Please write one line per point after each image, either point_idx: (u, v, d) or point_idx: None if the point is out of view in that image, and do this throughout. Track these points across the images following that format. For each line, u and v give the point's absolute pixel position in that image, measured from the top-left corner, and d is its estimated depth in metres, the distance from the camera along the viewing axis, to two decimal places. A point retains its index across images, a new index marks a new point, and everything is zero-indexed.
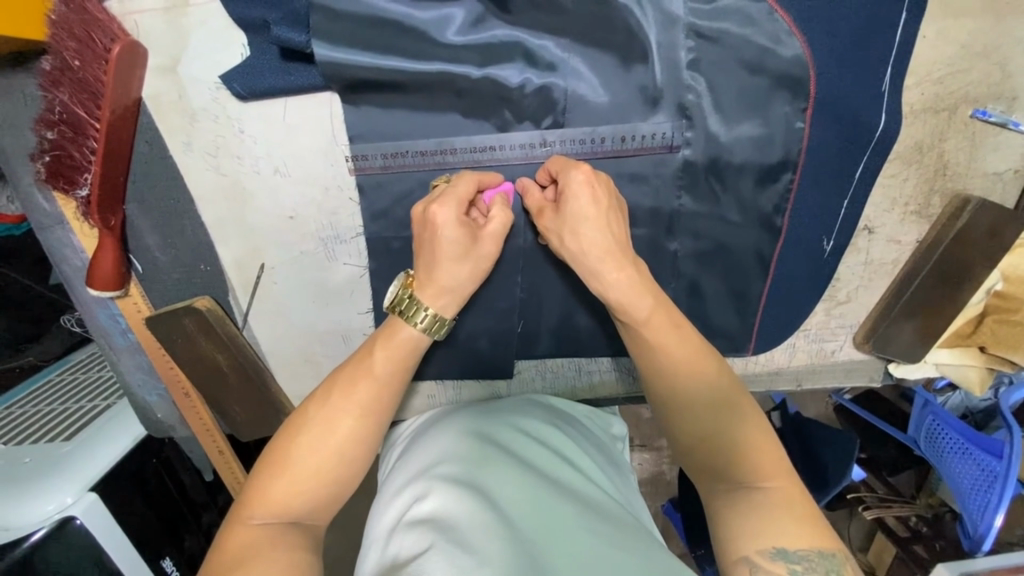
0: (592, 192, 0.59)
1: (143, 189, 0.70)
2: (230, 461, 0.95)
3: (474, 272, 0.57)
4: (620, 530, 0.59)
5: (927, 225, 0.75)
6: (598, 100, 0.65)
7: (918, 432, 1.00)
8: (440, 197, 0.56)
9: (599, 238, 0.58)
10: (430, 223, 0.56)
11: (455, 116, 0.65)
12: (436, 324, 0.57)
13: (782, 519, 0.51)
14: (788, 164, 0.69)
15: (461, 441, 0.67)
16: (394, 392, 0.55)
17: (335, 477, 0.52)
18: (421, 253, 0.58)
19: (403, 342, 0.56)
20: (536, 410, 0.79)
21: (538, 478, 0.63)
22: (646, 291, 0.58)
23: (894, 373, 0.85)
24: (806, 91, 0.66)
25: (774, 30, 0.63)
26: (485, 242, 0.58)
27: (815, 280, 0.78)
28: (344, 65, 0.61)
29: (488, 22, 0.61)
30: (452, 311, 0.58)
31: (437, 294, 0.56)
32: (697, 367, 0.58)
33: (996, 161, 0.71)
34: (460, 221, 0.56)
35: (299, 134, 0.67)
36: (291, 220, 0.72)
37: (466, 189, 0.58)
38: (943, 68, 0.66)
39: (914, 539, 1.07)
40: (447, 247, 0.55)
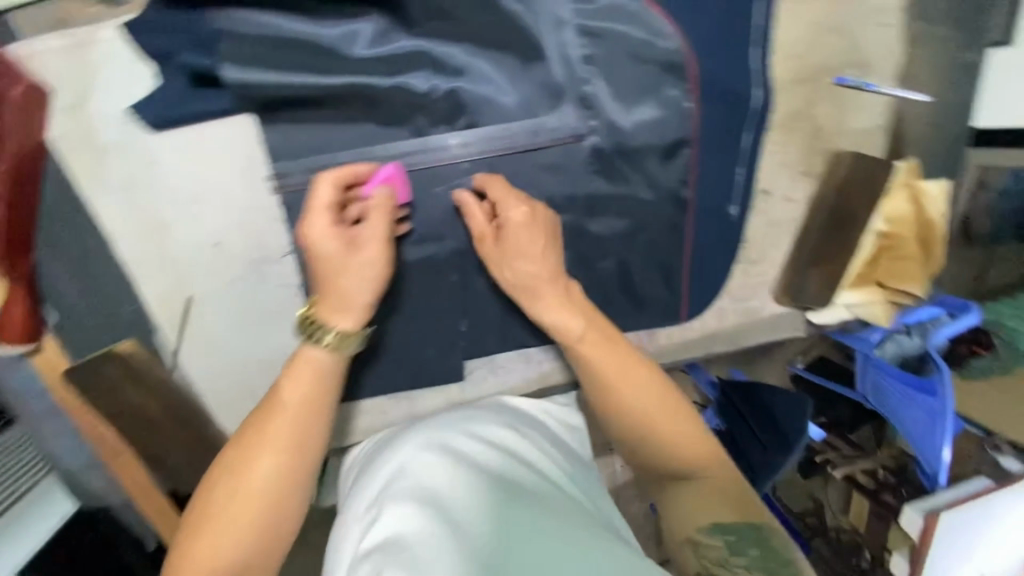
0: (531, 214, 0.65)
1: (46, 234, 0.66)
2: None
3: (372, 277, 0.59)
4: (577, 527, 0.59)
5: (814, 182, 0.84)
6: (506, 99, 0.69)
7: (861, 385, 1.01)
8: (310, 214, 0.58)
9: (532, 247, 0.64)
10: (308, 245, 0.58)
11: (371, 126, 0.67)
12: (344, 340, 0.57)
13: (718, 501, 0.57)
14: (685, 141, 0.76)
15: (415, 455, 0.67)
16: (312, 432, 0.55)
17: (272, 519, 0.51)
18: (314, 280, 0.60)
19: (311, 368, 0.56)
20: (492, 414, 0.79)
21: (498, 486, 0.62)
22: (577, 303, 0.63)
23: (814, 319, 0.92)
24: (689, 74, 0.73)
25: (653, 24, 0.71)
26: (369, 246, 0.59)
27: (729, 245, 0.85)
28: (254, 84, 0.62)
29: (393, 35, 0.64)
30: (357, 322, 0.58)
31: (332, 310, 0.58)
32: (635, 368, 0.62)
33: (860, 120, 0.81)
34: (328, 230, 0.58)
35: (216, 160, 0.67)
36: (216, 247, 0.71)
37: (333, 195, 0.60)
38: (800, 44, 0.76)
39: (883, 489, 1.00)
40: (329, 261, 0.58)
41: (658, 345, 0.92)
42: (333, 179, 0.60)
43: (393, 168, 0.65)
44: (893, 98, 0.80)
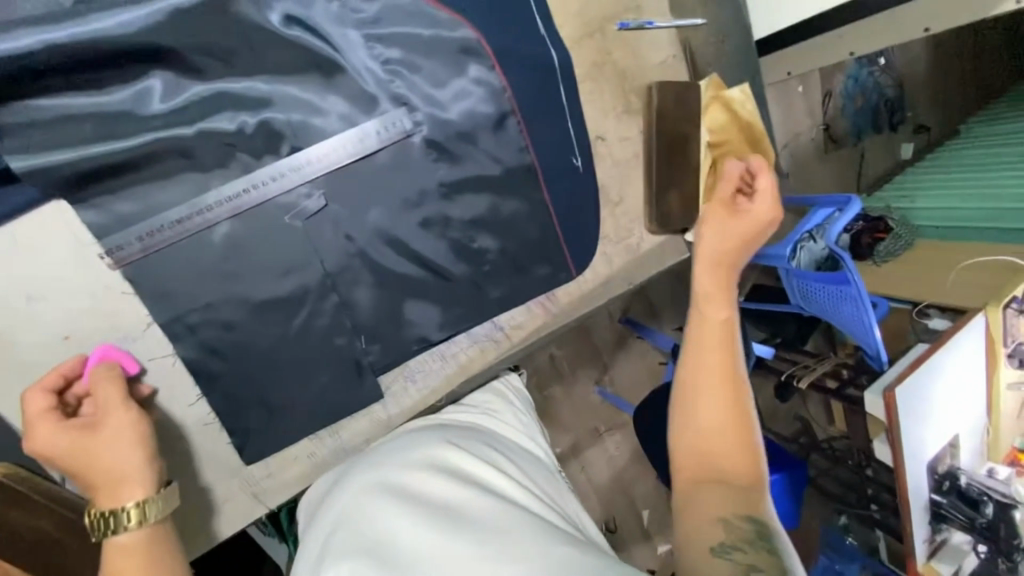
0: (716, 212, 0.75)
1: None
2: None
3: (134, 439, 0.58)
4: (526, 533, 0.58)
5: (640, 117, 0.92)
6: (320, 116, 0.72)
7: (796, 295, 1.31)
8: (34, 431, 0.57)
9: (716, 233, 0.71)
10: (49, 457, 0.57)
11: (193, 176, 0.68)
12: (146, 510, 0.56)
13: (717, 491, 0.57)
14: (507, 111, 0.81)
15: (379, 505, 0.64)
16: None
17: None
18: (81, 480, 0.57)
19: (132, 552, 0.54)
20: (442, 431, 0.77)
21: (441, 517, 0.60)
22: (707, 274, 0.68)
23: (691, 238, 1.00)
24: (487, 52, 0.78)
25: (439, 15, 0.75)
26: (110, 421, 0.59)
27: (588, 194, 0.91)
28: (52, 166, 0.62)
29: (184, 85, 0.66)
30: (147, 484, 0.57)
31: (114, 491, 0.56)
32: (729, 331, 0.65)
33: (655, 54, 0.90)
34: (63, 430, 0.57)
35: (41, 252, 0.65)
36: (68, 341, 0.68)
37: (46, 403, 0.60)
38: (577, 4, 0.84)
39: (845, 384, 1.29)
40: (79, 455, 0.56)
41: (561, 305, 0.95)
42: (41, 389, 0.60)
43: (101, 350, 0.68)
44: (676, 29, 0.91)
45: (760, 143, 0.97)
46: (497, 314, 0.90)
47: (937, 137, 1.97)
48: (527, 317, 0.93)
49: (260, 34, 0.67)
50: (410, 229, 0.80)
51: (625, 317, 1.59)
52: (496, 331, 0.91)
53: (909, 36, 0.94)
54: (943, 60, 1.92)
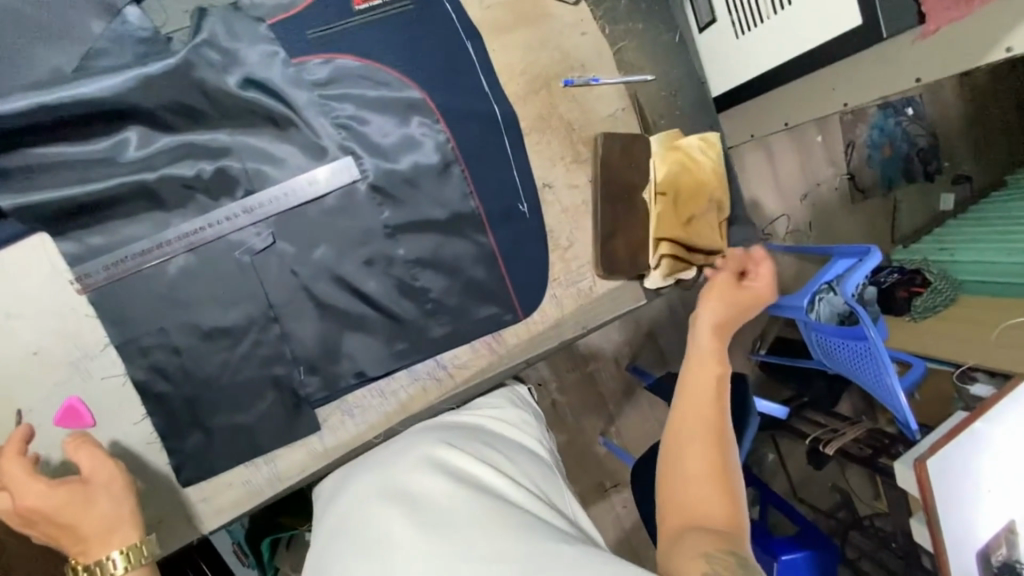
0: (718, 292, 0.68)
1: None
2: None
3: (124, 491, 0.61)
4: (528, 532, 0.57)
5: (589, 167, 0.95)
6: (273, 164, 0.80)
7: (815, 347, 1.21)
8: (12, 493, 0.58)
9: (709, 311, 0.67)
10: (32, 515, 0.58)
11: (157, 215, 0.77)
12: (133, 557, 0.58)
13: (706, 545, 0.51)
14: (450, 160, 0.87)
15: (383, 509, 0.63)
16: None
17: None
18: (65, 537, 0.59)
19: None
20: (440, 432, 0.76)
21: (436, 524, 0.59)
22: (707, 343, 0.64)
23: (648, 285, 0.98)
24: (431, 109, 0.85)
25: (387, 75, 0.83)
26: (95, 474, 0.61)
27: (534, 238, 0.93)
28: (38, 204, 0.73)
29: (156, 137, 0.76)
30: (136, 531, 0.60)
31: (102, 542, 0.58)
32: (717, 388, 0.61)
33: (603, 107, 0.94)
34: (47, 489, 0.58)
35: (22, 277, 0.75)
36: (34, 357, 0.76)
37: (22, 463, 0.60)
38: (523, 62, 0.90)
39: (878, 453, 1.17)
40: (66, 511, 0.58)
41: (508, 346, 0.95)
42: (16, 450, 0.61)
43: (73, 400, 0.77)
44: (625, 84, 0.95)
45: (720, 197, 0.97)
46: (438, 352, 0.91)
47: (982, 186, 1.77)
48: (472, 357, 0.94)
49: (221, 94, 0.76)
50: (353, 267, 0.85)
51: (632, 366, 1.52)
52: (438, 369, 0.92)
53: (901, 86, 0.84)
54: (990, 104, 1.74)
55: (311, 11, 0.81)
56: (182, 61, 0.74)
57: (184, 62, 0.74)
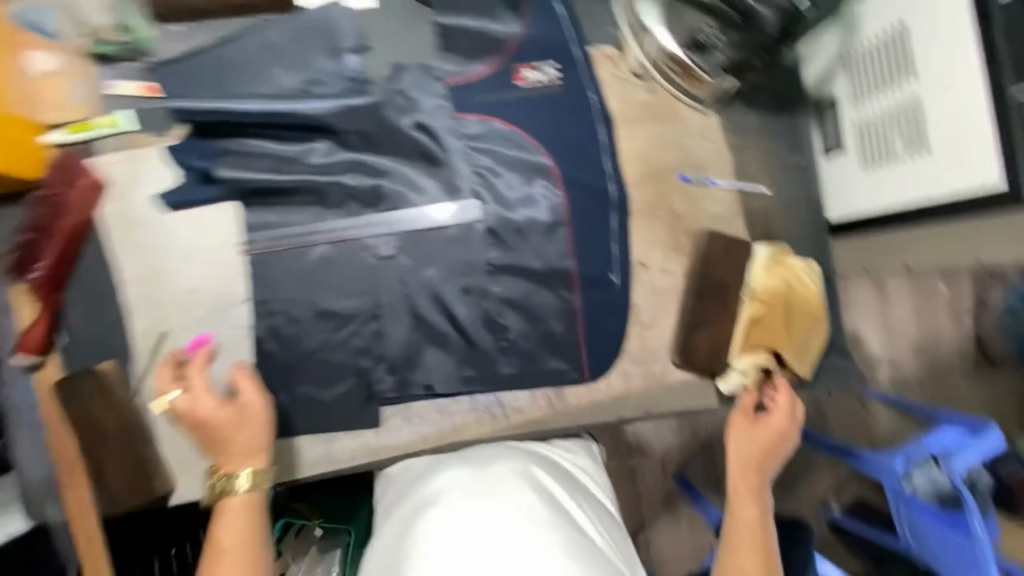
0: (744, 441, 0.89)
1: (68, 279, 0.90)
2: (100, 560, 0.91)
3: (267, 426, 0.75)
4: (586, 573, 0.69)
5: (685, 257, 0.99)
6: (416, 191, 0.94)
7: (900, 522, 1.06)
8: (192, 400, 0.72)
9: (738, 454, 0.88)
10: (200, 421, 0.72)
11: (315, 209, 0.93)
12: (258, 478, 0.73)
13: None
14: (561, 221, 0.96)
15: (461, 501, 0.74)
16: (252, 549, 0.70)
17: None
18: (215, 444, 0.73)
19: (237, 514, 0.71)
20: (515, 455, 0.86)
21: (504, 530, 0.71)
22: (740, 481, 0.86)
23: (722, 388, 0.98)
24: (557, 175, 0.95)
25: (528, 140, 0.95)
26: (250, 405, 0.75)
27: (618, 310, 0.97)
28: (237, 179, 0.92)
29: (337, 150, 0.93)
30: (264, 460, 0.74)
31: (241, 461, 0.72)
32: (757, 531, 0.80)
33: (712, 208, 1.00)
34: (220, 406, 0.73)
35: (208, 231, 0.93)
36: (193, 293, 0.93)
37: (199, 378, 0.74)
38: (648, 152, 0.99)
39: None
40: (228, 427, 0.73)
41: (566, 406, 0.98)
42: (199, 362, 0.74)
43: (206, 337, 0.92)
44: (737, 192, 1.01)
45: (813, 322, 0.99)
46: (501, 390, 0.97)
47: None
48: (532, 404, 0.98)
49: (394, 130, 0.93)
50: (452, 291, 0.95)
51: (678, 475, 1.44)
52: (496, 406, 0.98)
53: None
54: None
55: (479, 81, 0.96)
56: (373, 101, 0.92)
57: (369, 104, 0.92)
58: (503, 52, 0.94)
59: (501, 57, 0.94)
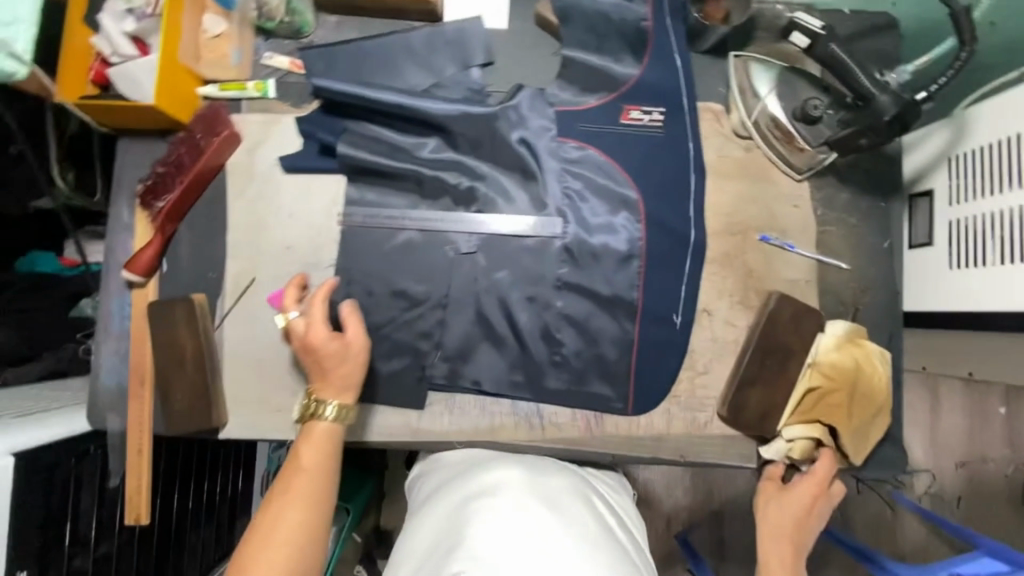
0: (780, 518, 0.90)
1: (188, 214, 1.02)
2: (142, 474, 0.97)
3: (359, 367, 0.87)
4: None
5: (751, 314, 1.00)
6: (506, 200, 1.01)
7: None
8: (309, 328, 0.85)
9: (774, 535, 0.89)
10: (312, 349, 0.86)
11: (414, 197, 1.02)
12: (341, 411, 0.86)
13: None
14: (635, 254, 0.99)
15: (506, 489, 0.79)
16: (323, 473, 0.82)
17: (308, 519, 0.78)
18: (318, 371, 0.87)
19: (321, 439, 0.84)
20: (561, 472, 0.89)
21: (543, 523, 0.74)
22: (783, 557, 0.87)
23: (764, 454, 0.96)
24: (641, 211, 1.00)
25: (619, 173, 1.00)
26: (352, 344, 0.86)
27: (675, 350, 0.99)
28: (350, 155, 1.00)
29: (444, 149, 1.02)
30: (351, 396, 0.87)
31: (334, 392, 0.86)
32: None
33: (786, 271, 1.01)
34: (329, 340, 0.85)
35: (314, 197, 1.03)
36: (287, 250, 1.02)
37: (320, 311, 0.86)
38: (732, 205, 1.02)
39: None
40: (331, 359, 0.86)
41: (603, 432, 0.98)
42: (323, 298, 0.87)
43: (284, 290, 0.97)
44: (817, 263, 1.01)
45: (878, 411, 0.95)
46: (545, 403, 0.99)
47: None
48: (571, 423, 0.98)
49: (500, 141, 1.00)
50: (518, 298, 1.00)
51: (681, 535, 1.41)
52: (535, 416, 0.98)
53: None
54: None
55: (586, 109, 1.00)
56: (489, 112, 0.99)
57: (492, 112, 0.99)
58: (616, 90, 1.00)
59: (613, 94, 1.00)
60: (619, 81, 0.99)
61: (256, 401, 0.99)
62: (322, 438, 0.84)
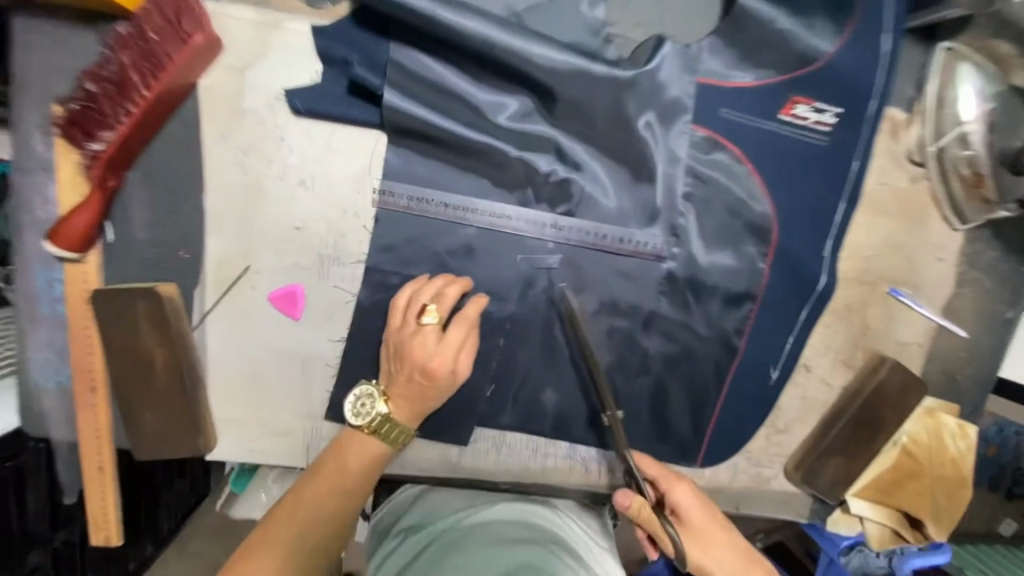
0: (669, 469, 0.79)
1: (148, 160, 0.70)
2: (107, 495, 0.78)
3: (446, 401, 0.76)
4: None
5: (851, 374, 0.88)
6: (607, 204, 0.77)
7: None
8: (437, 349, 0.71)
9: (706, 527, 0.75)
10: (424, 369, 0.71)
11: (483, 181, 0.74)
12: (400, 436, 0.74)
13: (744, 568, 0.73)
14: (751, 295, 0.82)
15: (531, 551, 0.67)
16: (360, 491, 0.73)
17: (315, 541, 0.70)
18: (401, 380, 0.73)
19: (373, 455, 0.74)
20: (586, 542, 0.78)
21: None
22: (731, 544, 0.74)
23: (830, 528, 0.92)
24: (769, 239, 0.80)
25: (751, 188, 0.78)
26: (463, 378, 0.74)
27: (760, 405, 0.86)
28: (396, 109, 0.69)
29: (535, 117, 0.73)
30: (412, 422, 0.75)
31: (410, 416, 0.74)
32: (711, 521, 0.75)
33: (900, 331, 0.88)
34: (450, 370, 0.72)
35: (337, 159, 0.72)
36: (295, 231, 0.73)
37: (461, 330, 0.72)
38: (871, 250, 0.85)
39: None
40: (434, 385, 0.72)
41: None
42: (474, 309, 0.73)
43: (297, 287, 0.74)
44: (935, 327, 0.89)
45: (949, 491, 0.90)
46: (607, 447, 0.85)
47: None
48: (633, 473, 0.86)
49: (619, 118, 0.72)
50: (597, 327, 0.81)
51: None
52: (595, 461, 0.85)
53: None
54: None
55: (742, 92, 0.75)
56: (617, 76, 0.70)
57: (627, 78, 0.70)
58: (789, 74, 0.75)
59: (784, 76, 0.74)
60: (797, 61, 0.74)
61: (252, 420, 0.78)
62: (375, 451, 0.75)
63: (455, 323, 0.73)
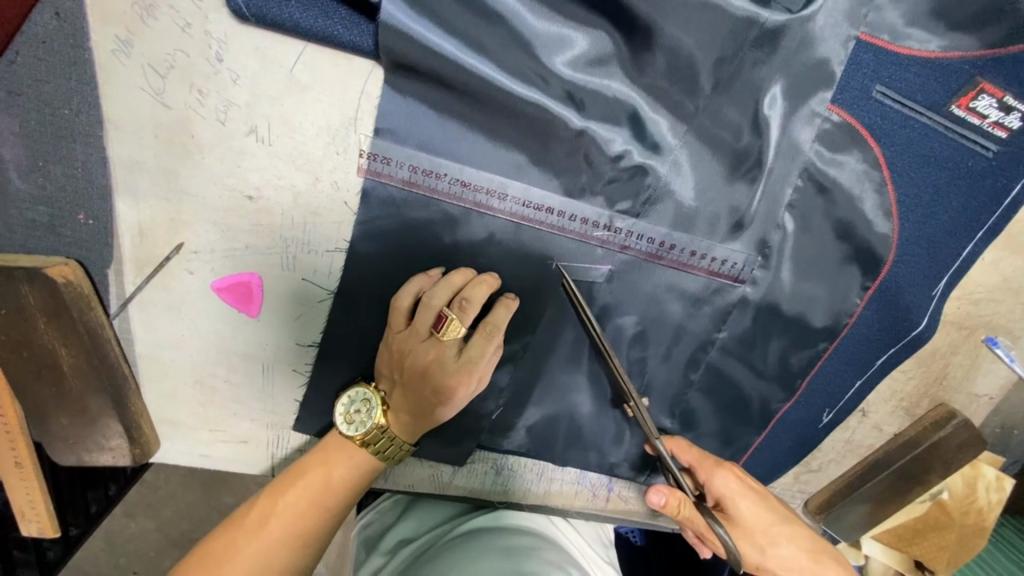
0: (705, 451, 0.59)
1: (28, 79, 0.51)
2: (33, 491, 0.62)
3: None
4: None
5: (907, 423, 0.77)
6: (685, 206, 0.56)
7: None
8: (459, 370, 0.53)
9: (762, 523, 0.57)
10: (438, 392, 0.53)
11: (521, 158, 0.53)
12: (401, 450, 0.57)
13: (812, 552, 0.58)
14: (832, 334, 0.63)
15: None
16: (337, 503, 0.55)
17: (276, 565, 0.52)
18: (406, 396, 0.55)
19: (361, 465, 0.56)
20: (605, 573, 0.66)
21: None
22: (792, 534, 0.58)
23: None
24: (877, 270, 0.61)
25: (877, 201, 0.58)
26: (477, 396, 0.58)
27: (796, 446, 0.72)
28: (402, 34, 0.48)
29: (607, 68, 0.51)
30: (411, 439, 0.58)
31: (411, 434, 0.58)
32: (765, 504, 0.58)
33: (981, 385, 0.75)
34: (468, 394, 0.55)
35: (306, 100, 0.52)
36: (247, 201, 0.54)
37: (486, 341, 0.54)
38: (983, 292, 0.69)
39: None
40: (446, 409, 0.55)
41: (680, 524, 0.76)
42: (502, 318, 0.54)
43: (251, 277, 0.56)
44: (1018, 379, 0.74)
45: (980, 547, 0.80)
46: (624, 477, 0.72)
47: None
48: (644, 502, 0.74)
49: (746, 88, 0.52)
50: (630, 355, 0.63)
51: None
52: (606, 490, 0.73)
53: None
54: None
55: (916, 67, 0.54)
56: (755, 17, 0.50)
57: (774, 25, 0.50)
58: (994, 49, 0.53)
59: (988, 51, 0.53)
60: (1011, 33, 0.52)
61: (184, 425, 0.61)
62: (360, 457, 0.56)
63: (479, 331, 0.54)
